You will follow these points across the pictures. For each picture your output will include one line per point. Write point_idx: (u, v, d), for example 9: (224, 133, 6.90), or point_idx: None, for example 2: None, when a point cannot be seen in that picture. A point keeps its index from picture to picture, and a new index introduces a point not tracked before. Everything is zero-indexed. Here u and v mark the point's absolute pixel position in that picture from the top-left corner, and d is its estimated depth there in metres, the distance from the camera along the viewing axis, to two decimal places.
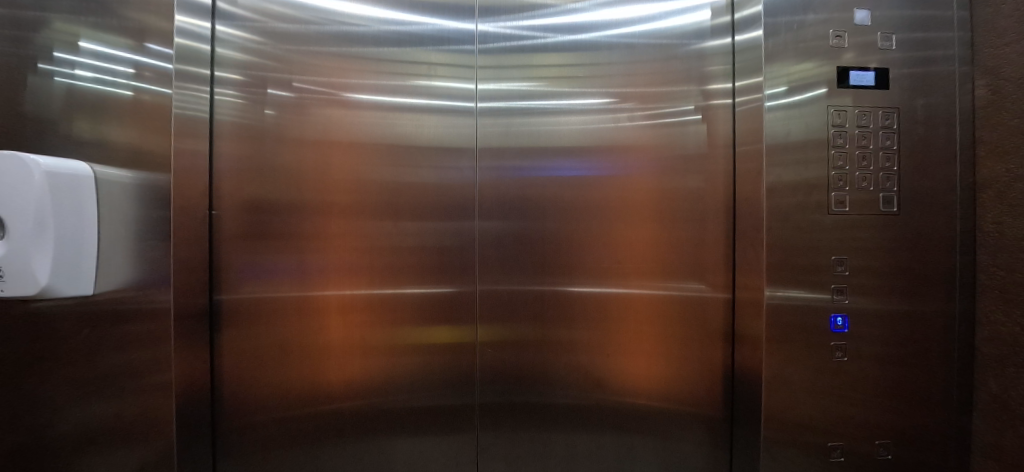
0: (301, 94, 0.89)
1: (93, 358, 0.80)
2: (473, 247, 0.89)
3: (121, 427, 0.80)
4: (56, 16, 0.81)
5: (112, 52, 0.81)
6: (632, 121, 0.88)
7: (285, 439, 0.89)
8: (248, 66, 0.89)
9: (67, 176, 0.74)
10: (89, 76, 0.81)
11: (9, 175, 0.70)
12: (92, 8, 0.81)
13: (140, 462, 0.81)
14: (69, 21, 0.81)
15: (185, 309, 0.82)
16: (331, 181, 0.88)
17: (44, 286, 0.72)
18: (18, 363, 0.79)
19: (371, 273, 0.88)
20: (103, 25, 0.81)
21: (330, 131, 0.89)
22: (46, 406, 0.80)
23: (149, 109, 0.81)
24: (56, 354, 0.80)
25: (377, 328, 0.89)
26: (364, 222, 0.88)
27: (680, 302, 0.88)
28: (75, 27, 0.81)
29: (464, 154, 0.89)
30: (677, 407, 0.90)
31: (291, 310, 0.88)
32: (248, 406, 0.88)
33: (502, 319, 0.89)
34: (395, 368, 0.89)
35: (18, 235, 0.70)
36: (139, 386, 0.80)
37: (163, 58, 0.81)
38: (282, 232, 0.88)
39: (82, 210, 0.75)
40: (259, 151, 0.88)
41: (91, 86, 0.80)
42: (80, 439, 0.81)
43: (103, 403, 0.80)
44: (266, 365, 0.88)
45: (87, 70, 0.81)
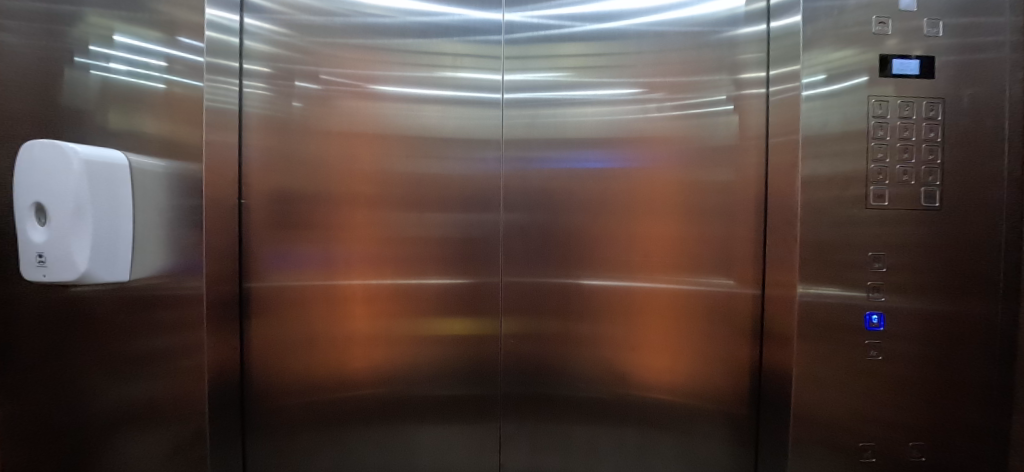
0: (328, 86, 0.90)
1: (126, 342, 0.82)
2: (496, 239, 0.89)
3: (152, 410, 0.82)
4: (92, 10, 0.83)
5: (145, 45, 0.82)
6: (660, 112, 0.86)
7: (309, 425, 0.90)
8: (275, 57, 0.90)
9: (103, 164, 0.76)
10: (123, 69, 0.83)
11: (51, 162, 0.74)
12: (126, 3, 0.83)
13: (171, 443, 0.82)
14: (105, 16, 0.83)
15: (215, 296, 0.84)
16: (355, 172, 0.89)
17: (84, 272, 0.75)
18: (61, 345, 0.83)
19: (394, 264, 0.89)
20: (135, 19, 0.83)
21: (355, 123, 0.89)
22: (85, 387, 0.83)
23: (181, 101, 0.82)
24: (93, 337, 0.83)
25: (399, 318, 0.90)
26: (387, 212, 0.89)
27: (706, 298, 0.87)
28: (110, 22, 0.83)
29: (488, 145, 0.89)
30: (699, 403, 0.88)
31: (317, 300, 0.89)
32: (274, 392, 0.90)
33: (524, 312, 0.89)
34: (416, 357, 0.90)
35: (59, 220, 0.73)
36: (168, 370, 0.82)
37: (195, 51, 0.82)
38: (309, 223, 0.89)
39: (118, 196, 0.77)
40: (287, 143, 0.90)
41: (124, 79, 0.82)
42: (115, 420, 0.83)
43: (134, 385, 0.83)
44: (292, 352, 0.89)
45: (121, 63, 0.83)
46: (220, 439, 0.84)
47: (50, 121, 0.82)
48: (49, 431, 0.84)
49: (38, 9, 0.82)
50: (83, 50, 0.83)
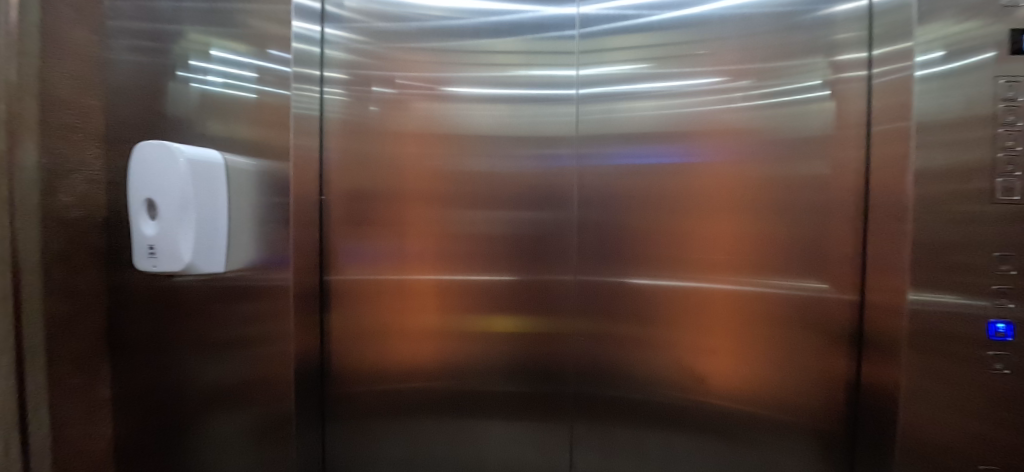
0: (402, 89, 0.93)
1: (216, 328, 0.89)
2: (569, 236, 0.87)
3: (239, 394, 0.87)
4: (192, 29, 0.90)
5: (238, 59, 0.87)
6: (748, 101, 0.82)
7: (381, 415, 0.93)
8: (352, 64, 0.95)
9: (204, 163, 0.81)
10: (219, 81, 0.88)
11: (161, 161, 0.80)
12: (220, 19, 0.88)
13: (251, 424, 0.87)
14: (202, 33, 0.89)
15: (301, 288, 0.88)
16: (421, 171, 0.92)
17: (187, 263, 0.80)
18: (166, 330, 0.92)
19: (455, 260, 0.90)
20: (227, 34, 0.87)
21: (427, 123, 0.92)
22: (185, 369, 0.91)
23: (272, 110, 0.86)
24: (192, 324, 0.90)
25: (459, 314, 0.91)
26: (452, 209, 0.91)
27: (795, 303, 0.81)
28: (206, 37, 0.89)
29: (559, 142, 0.88)
30: (779, 415, 0.82)
31: (390, 293, 0.92)
32: (349, 382, 0.93)
33: (595, 312, 0.87)
34: (474, 352, 0.91)
35: (167, 214, 0.79)
36: (249, 356, 0.86)
37: (284, 63, 0.85)
38: (386, 219, 0.92)
39: (216, 193, 0.82)
40: (364, 144, 0.94)
41: (221, 91, 0.87)
42: (208, 401, 0.90)
43: (222, 369, 0.89)
44: (365, 344, 0.93)
45: (217, 76, 0.88)
46: (303, 425, 0.87)
47: (159, 130, 0.91)
48: (155, 408, 0.93)
49: (146, 30, 0.90)
50: (184, 64, 0.90)
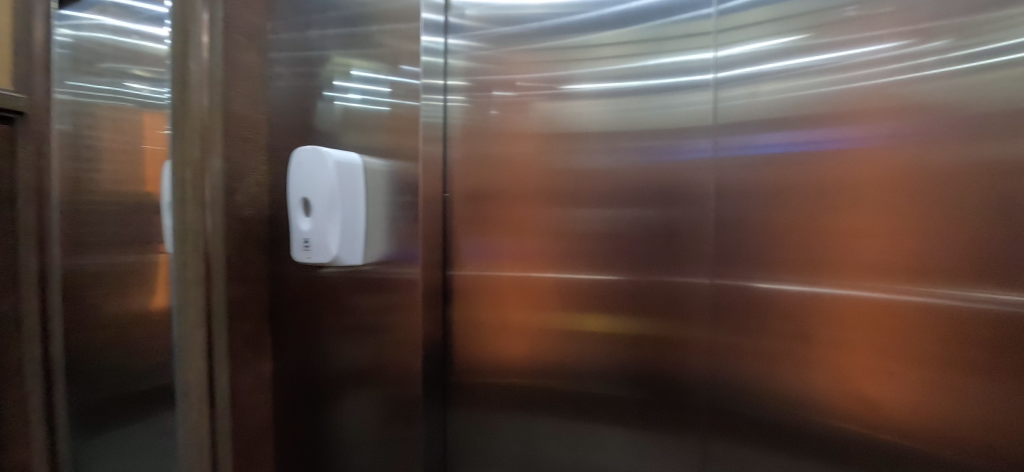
0: (523, 91, 0.95)
1: (348, 316, 0.99)
2: (707, 236, 0.80)
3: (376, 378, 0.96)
4: (335, 53, 1.01)
5: (375, 76, 0.96)
6: (947, 63, 0.62)
7: (503, 405, 0.99)
8: (473, 71, 0.99)
9: (347, 165, 0.92)
10: (358, 98, 0.98)
11: (314, 164, 0.92)
12: (358, 41, 0.98)
13: (380, 404, 0.96)
14: (343, 55, 1.00)
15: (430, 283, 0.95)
16: (531, 171, 0.94)
17: (334, 255, 0.92)
18: (316, 317, 1.04)
19: (546, 259, 0.93)
20: (365, 54, 0.97)
21: (547, 123, 0.93)
22: (330, 353, 1.03)
23: (402, 120, 0.93)
24: (335, 312, 1.02)
25: (553, 311, 0.93)
26: (545, 208, 0.93)
27: (993, 322, 0.60)
28: (347, 59, 1.00)
29: (692, 133, 0.81)
30: (956, 458, 0.64)
31: (513, 290, 0.97)
32: (472, 370, 1.01)
33: (729, 319, 0.79)
34: (567, 350, 0.92)
35: (319, 212, 0.91)
36: (377, 341, 0.96)
37: (413, 75, 0.92)
38: (508, 218, 0.96)
39: (356, 190, 0.92)
40: (486, 146, 0.98)
41: (359, 105, 0.97)
42: (349, 384, 1.00)
43: (354, 354, 0.99)
44: (486, 335, 1.00)
45: (356, 93, 0.98)
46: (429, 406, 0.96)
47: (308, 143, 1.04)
48: (306, 384, 1.06)
49: (299, 57, 1.05)
50: (329, 85, 1.02)
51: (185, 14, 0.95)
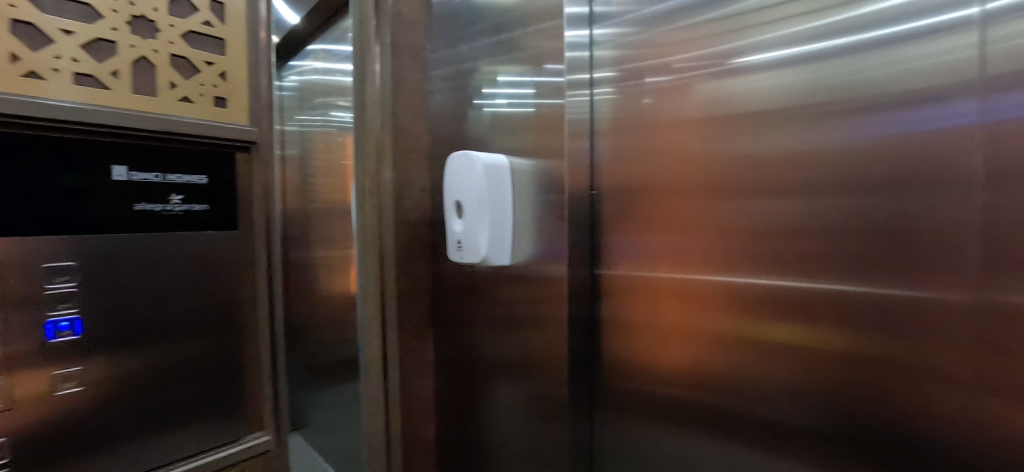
0: (681, 74, 0.83)
1: (498, 311, 1.06)
2: (959, 233, 0.58)
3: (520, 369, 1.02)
4: (484, 61, 1.06)
5: (519, 78, 0.98)
6: None
7: (654, 418, 0.91)
8: (621, 60, 0.92)
9: (495, 167, 0.94)
10: (504, 103, 1.01)
11: (465, 167, 0.96)
12: (504, 47, 1.01)
13: (527, 395, 1.01)
14: (491, 63, 1.05)
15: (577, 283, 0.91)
16: (693, 159, 0.82)
17: (484, 256, 0.94)
18: (467, 309, 1.13)
19: (713, 259, 0.80)
20: (512, 57, 1.00)
21: (712, 104, 0.80)
22: (479, 343, 1.11)
23: (547, 120, 0.92)
24: (484, 307, 1.08)
25: (723, 318, 0.80)
26: (711, 201, 0.80)
27: None
28: (494, 66, 1.04)
29: (940, 95, 0.58)
30: None
31: (667, 294, 0.87)
32: (621, 374, 0.95)
33: (998, 349, 0.56)
34: (741, 365, 0.79)
35: (471, 213, 0.95)
36: (522, 337, 1.01)
37: (557, 73, 0.90)
38: (663, 214, 0.86)
39: (504, 190, 0.94)
40: (640, 137, 0.89)
41: (506, 110, 1.01)
42: (495, 372, 1.08)
43: (503, 347, 1.06)
44: (637, 339, 0.92)
45: (502, 98, 1.02)
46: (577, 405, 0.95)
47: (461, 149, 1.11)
48: (459, 370, 1.17)
49: (453, 71, 1.13)
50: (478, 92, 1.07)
51: (362, 47, 1.10)
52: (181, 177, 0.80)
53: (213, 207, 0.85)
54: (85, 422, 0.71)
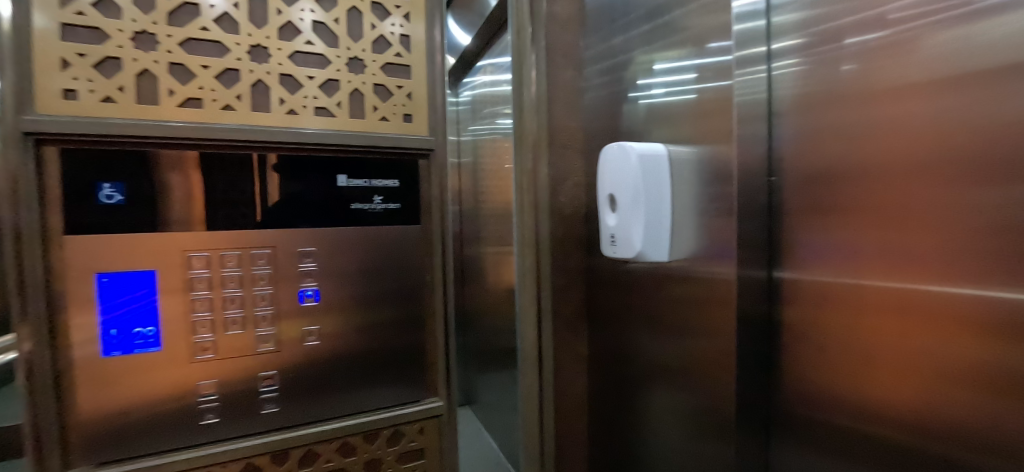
0: (898, 27, 0.66)
1: (658, 310, 1.02)
2: None
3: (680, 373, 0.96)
4: (639, 51, 1.03)
5: (678, 64, 0.92)
6: None
7: (851, 452, 0.76)
8: (808, 22, 0.80)
9: (652, 156, 0.92)
10: (662, 92, 0.97)
11: (619, 160, 0.95)
12: (659, 33, 0.97)
13: (689, 404, 0.95)
14: (646, 53, 1.01)
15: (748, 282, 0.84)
16: (915, 137, 0.65)
17: (638, 251, 0.93)
18: (626, 306, 1.11)
19: (945, 266, 0.63)
20: (669, 44, 0.95)
21: (947, 62, 0.61)
22: (638, 342, 1.08)
23: (712, 105, 0.84)
24: (644, 303, 1.06)
25: (961, 343, 0.61)
26: (942, 191, 0.62)
27: None
28: (649, 55, 1.00)
29: None
30: None
31: (888, 308, 0.70)
32: (809, 392, 0.83)
33: None
34: (985, 410, 0.59)
35: (624, 207, 0.94)
36: (684, 341, 0.95)
37: (724, 51, 0.81)
38: (868, 208, 0.72)
39: (660, 181, 0.92)
40: (843, 116, 0.75)
41: (663, 100, 0.96)
42: (655, 375, 1.04)
43: (662, 349, 1.01)
44: (833, 355, 0.78)
45: (660, 87, 0.97)
46: (746, 422, 0.86)
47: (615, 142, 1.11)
48: (615, 367, 1.16)
49: (608, 66, 1.13)
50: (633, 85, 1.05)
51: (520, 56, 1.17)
52: (383, 182, 1.00)
53: (404, 206, 1.02)
54: (321, 367, 0.96)
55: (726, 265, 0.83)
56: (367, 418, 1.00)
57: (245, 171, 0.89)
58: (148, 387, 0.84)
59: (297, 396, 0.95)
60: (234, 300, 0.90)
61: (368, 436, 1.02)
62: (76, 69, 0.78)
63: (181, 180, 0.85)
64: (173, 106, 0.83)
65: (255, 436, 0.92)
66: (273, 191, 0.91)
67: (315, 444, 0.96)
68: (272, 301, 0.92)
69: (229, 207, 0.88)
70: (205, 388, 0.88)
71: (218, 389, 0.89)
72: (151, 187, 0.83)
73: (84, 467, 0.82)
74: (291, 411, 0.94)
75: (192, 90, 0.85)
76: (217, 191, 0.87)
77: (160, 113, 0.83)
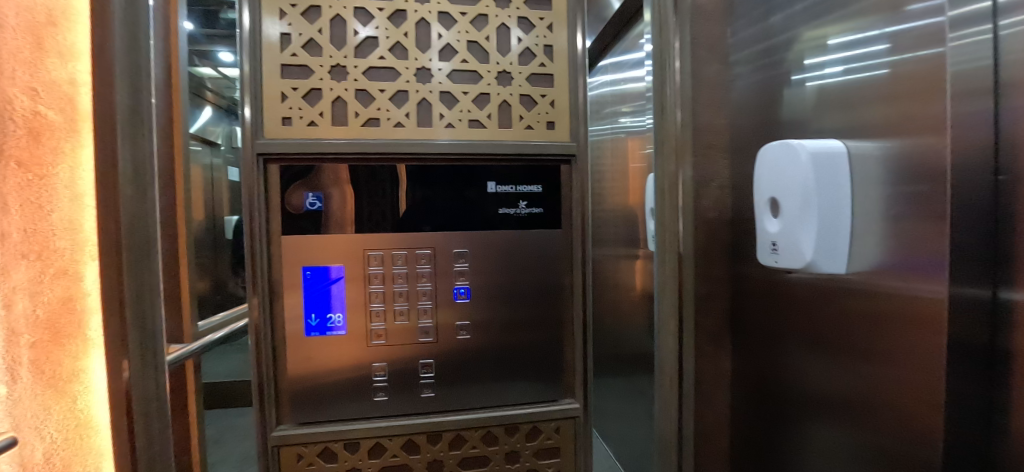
0: None
1: (828, 330, 0.93)
2: None
3: (861, 398, 0.86)
4: (807, 28, 0.95)
5: (862, 35, 0.82)
6: None
7: None
8: None
9: (828, 154, 0.83)
10: (838, 70, 0.87)
11: (785, 160, 0.88)
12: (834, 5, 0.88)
13: (868, 443, 0.86)
14: (815, 29, 0.93)
15: (963, 299, 0.69)
16: None
17: (809, 261, 0.85)
18: (783, 317, 1.03)
19: None
20: (849, 15, 0.85)
21: None
22: (796, 357, 1.01)
23: (910, 79, 0.73)
24: (807, 316, 0.97)
25: None
26: None
27: None
28: (821, 31, 0.91)
29: None
30: None
31: None
32: None
33: None
34: None
35: (791, 212, 0.87)
36: (860, 372, 0.86)
37: (929, 13, 0.70)
38: None
39: (839, 183, 0.83)
40: None
41: (840, 80, 0.86)
42: (826, 398, 0.94)
43: (833, 377, 0.93)
44: None
45: (835, 65, 0.87)
46: None
47: (772, 133, 1.02)
48: (766, 384, 1.08)
49: (764, 49, 1.05)
50: (799, 66, 0.96)
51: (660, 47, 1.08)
52: (527, 188, 1.05)
53: (546, 210, 1.06)
54: (470, 360, 1.04)
55: (933, 283, 0.72)
56: (510, 411, 1.06)
57: (382, 181, 1.00)
58: (336, 364, 1.01)
59: (450, 383, 1.04)
60: (401, 294, 1.02)
61: (509, 429, 1.08)
62: (291, 101, 0.96)
63: (338, 193, 0.98)
64: (358, 126, 0.98)
65: (414, 416, 1.04)
66: (402, 197, 1.01)
67: (463, 430, 1.05)
68: (431, 296, 1.03)
69: (374, 211, 1.00)
70: (378, 370, 1.02)
71: (387, 371, 1.02)
72: (339, 195, 0.98)
73: (291, 423, 1.01)
74: (445, 397, 1.04)
75: (372, 111, 0.98)
76: (365, 201, 0.99)
77: (349, 132, 0.98)
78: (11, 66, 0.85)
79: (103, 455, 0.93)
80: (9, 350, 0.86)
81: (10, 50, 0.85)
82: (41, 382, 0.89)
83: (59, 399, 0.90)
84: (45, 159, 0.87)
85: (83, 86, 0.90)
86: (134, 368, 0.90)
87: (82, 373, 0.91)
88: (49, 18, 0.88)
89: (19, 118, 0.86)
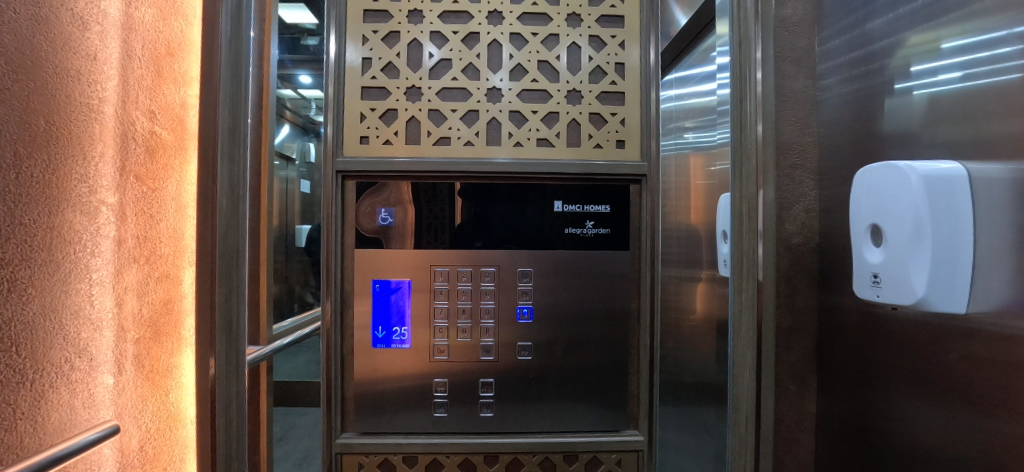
0: None
1: (939, 376, 0.82)
2: None
3: (996, 458, 0.73)
4: (912, 33, 0.86)
5: (984, 36, 0.74)
6: None
7: None
8: None
9: (944, 178, 0.75)
10: (954, 77, 0.78)
11: (893, 182, 0.81)
12: (949, 5, 0.79)
13: None
14: (926, 32, 0.84)
15: None
16: None
17: (920, 298, 0.77)
18: (880, 357, 0.92)
19: None
20: (970, 15, 0.77)
21: None
22: (904, 404, 0.88)
23: None
24: (918, 359, 0.85)
25: None
26: None
27: None
28: (933, 33, 0.83)
29: None
30: None
31: None
32: None
33: None
34: None
35: (898, 241, 0.80)
36: (980, 430, 0.76)
37: None
38: None
39: (960, 211, 0.75)
40: None
41: (957, 88, 0.77)
42: (939, 451, 0.82)
43: (944, 432, 0.81)
44: None
45: (951, 71, 0.79)
46: None
47: (869, 147, 0.93)
48: (863, 433, 0.95)
49: (860, 55, 0.95)
50: (905, 73, 0.87)
51: (741, 42, 0.97)
52: (595, 208, 1.12)
53: (613, 231, 1.13)
54: (530, 379, 1.12)
55: None
56: (570, 439, 1.12)
57: (443, 199, 1.10)
58: (400, 376, 1.11)
59: (508, 402, 1.12)
60: (464, 312, 1.12)
61: (568, 457, 1.14)
62: (369, 120, 1.09)
63: (401, 212, 1.09)
64: (429, 144, 1.09)
65: (472, 435, 1.12)
66: (457, 216, 1.10)
67: (521, 454, 1.12)
68: (493, 315, 1.13)
69: (433, 223, 1.10)
70: (439, 386, 1.11)
71: (447, 387, 1.12)
72: (426, 213, 1.09)
73: (354, 432, 1.11)
74: (501, 417, 1.12)
75: (442, 130, 1.09)
76: (423, 215, 1.10)
77: (422, 151, 1.08)
78: (135, 90, 0.93)
79: (188, 446, 1.01)
80: (118, 345, 0.91)
81: (136, 78, 0.93)
82: (143, 376, 0.93)
83: (156, 392, 0.96)
84: (158, 174, 0.96)
85: (192, 109, 1.02)
86: (219, 366, 0.97)
87: (176, 369, 0.99)
88: (168, 49, 0.98)
89: (140, 137, 0.93)
